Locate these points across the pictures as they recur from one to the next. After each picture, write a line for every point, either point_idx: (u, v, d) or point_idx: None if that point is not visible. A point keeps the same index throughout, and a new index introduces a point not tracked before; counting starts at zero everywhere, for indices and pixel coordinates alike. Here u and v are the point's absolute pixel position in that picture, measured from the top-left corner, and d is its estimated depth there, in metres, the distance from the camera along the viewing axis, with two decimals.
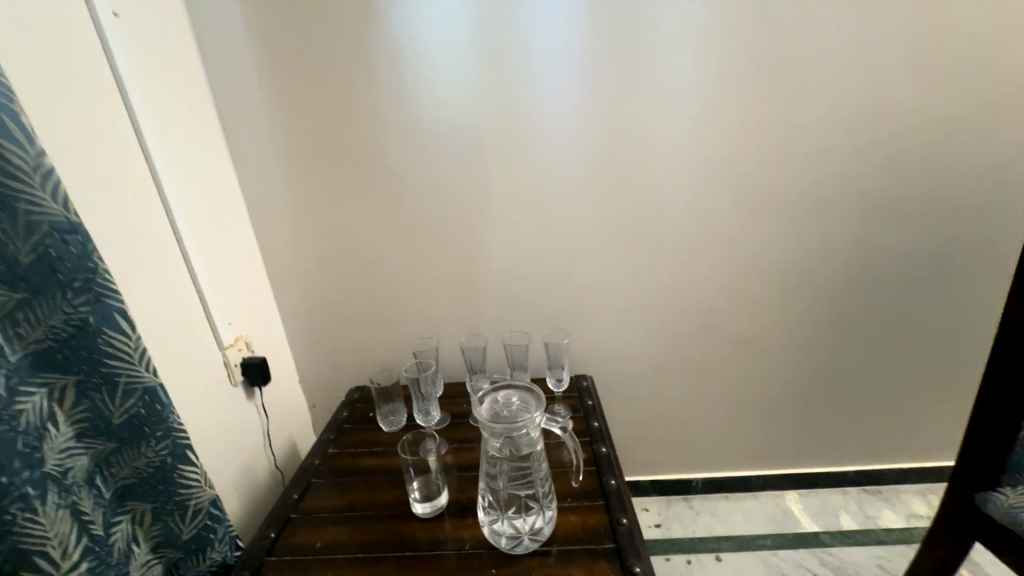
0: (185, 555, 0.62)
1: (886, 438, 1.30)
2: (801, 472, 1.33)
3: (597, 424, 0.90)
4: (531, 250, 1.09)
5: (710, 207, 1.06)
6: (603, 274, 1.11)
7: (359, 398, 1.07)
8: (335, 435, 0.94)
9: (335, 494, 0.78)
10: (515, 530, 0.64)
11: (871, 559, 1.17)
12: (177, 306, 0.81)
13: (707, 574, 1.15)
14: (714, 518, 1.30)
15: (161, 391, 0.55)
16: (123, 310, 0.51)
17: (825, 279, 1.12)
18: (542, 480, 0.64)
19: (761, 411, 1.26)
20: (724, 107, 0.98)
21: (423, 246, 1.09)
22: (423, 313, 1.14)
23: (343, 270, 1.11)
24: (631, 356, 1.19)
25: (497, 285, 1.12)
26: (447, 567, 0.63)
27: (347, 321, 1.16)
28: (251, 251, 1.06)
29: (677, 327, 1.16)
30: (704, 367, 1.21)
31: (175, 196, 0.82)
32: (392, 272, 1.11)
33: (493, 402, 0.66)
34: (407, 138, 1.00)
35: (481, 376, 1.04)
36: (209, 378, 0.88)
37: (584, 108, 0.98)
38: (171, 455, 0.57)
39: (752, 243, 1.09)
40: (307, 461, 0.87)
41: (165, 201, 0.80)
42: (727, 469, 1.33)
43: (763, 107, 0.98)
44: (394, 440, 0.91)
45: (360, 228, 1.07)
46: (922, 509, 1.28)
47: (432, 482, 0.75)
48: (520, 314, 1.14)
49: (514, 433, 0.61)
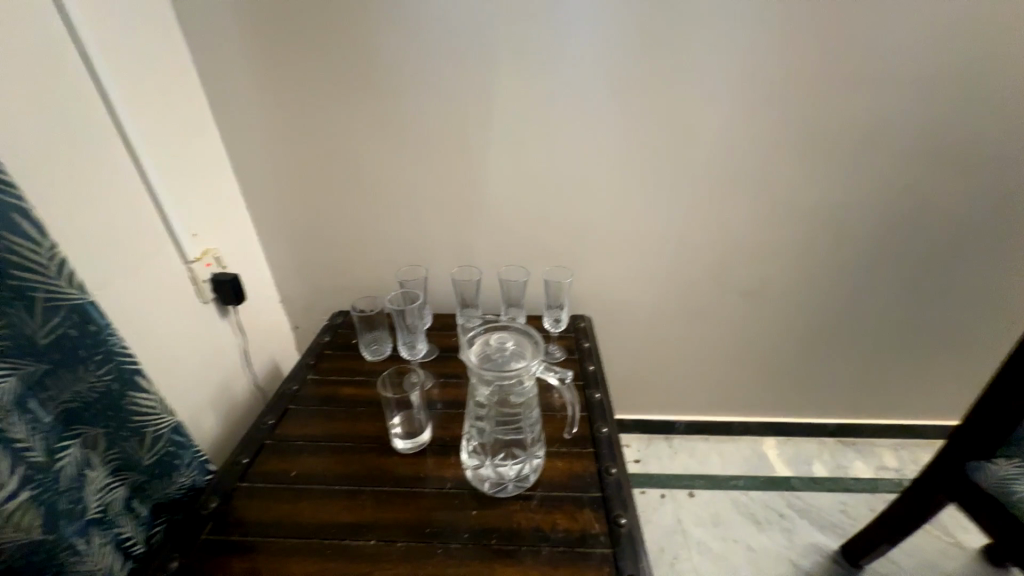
0: (150, 478, 0.59)
1: (872, 395, 1.31)
2: (782, 421, 1.36)
3: (592, 369, 0.85)
4: (538, 176, 0.96)
5: (748, 140, 0.92)
6: (615, 209, 0.99)
7: (342, 323, 1.01)
8: (314, 360, 0.89)
9: (313, 422, 0.75)
10: (499, 476, 0.61)
11: (836, 504, 1.22)
12: (127, 212, 0.70)
13: (679, 508, 1.20)
14: (691, 457, 1.33)
15: (93, 309, 0.48)
16: (23, 210, 0.41)
17: (855, 232, 1.02)
18: (532, 428, 0.59)
19: (756, 363, 1.24)
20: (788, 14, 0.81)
21: (416, 162, 0.95)
22: (413, 239, 1.04)
23: (324, 184, 0.98)
24: (633, 299, 1.12)
25: (496, 213, 1.00)
26: (426, 506, 0.61)
27: (330, 241, 1.06)
28: (217, 153, 0.92)
29: (686, 273, 1.08)
30: (707, 315, 1.15)
31: (114, 75, 0.67)
32: (380, 190, 0.99)
33: (485, 345, 0.59)
34: (400, 23, 0.82)
35: (473, 310, 0.98)
36: (175, 295, 0.80)
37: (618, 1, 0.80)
38: (116, 380, 0.52)
39: (786, 186, 0.97)
40: (285, 386, 0.82)
41: (100, 81, 0.65)
42: (711, 414, 1.35)
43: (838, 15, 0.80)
44: (377, 370, 0.86)
45: (342, 136, 0.92)
46: (892, 462, 1.32)
47: (414, 418, 0.72)
48: (519, 248, 1.05)
49: (505, 382, 0.55)
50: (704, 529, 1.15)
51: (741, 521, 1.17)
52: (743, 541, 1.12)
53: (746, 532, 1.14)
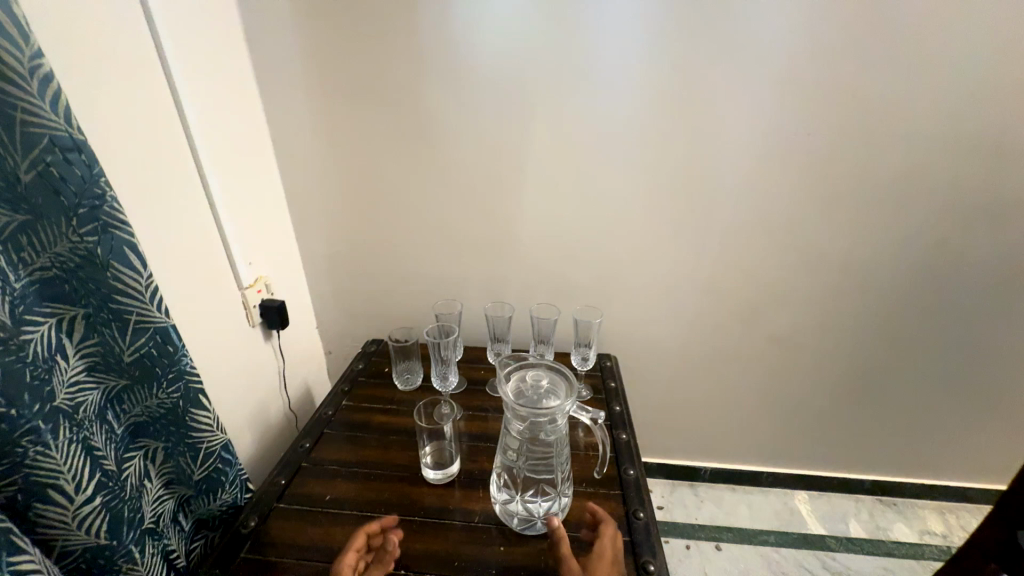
0: (197, 493, 0.62)
1: (914, 453, 1.25)
2: (815, 474, 1.30)
3: (619, 409, 0.86)
4: (570, 219, 1.01)
5: (776, 190, 0.94)
6: (644, 253, 1.03)
7: (376, 351, 1.06)
8: (349, 387, 0.93)
9: (346, 447, 0.77)
10: (527, 513, 0.62)
11: (877, 569, 1.14)
12: (197, 242, 0.77)
13: (705, 561, 1.15)
14: (718, 508, 1.29)
15: (173, 333, 0.52)
16: (133, 244, 0.46)
17: (886, 283, 1.02)
18: (562, 467, 0.60)
19: (787, 411, 1.21)
20: (817, 76, 0.84)
21: (455, 205, 1.02)
22: (448, 275, 1.10)
23: (369, 222, 1.06)
24: (659, 340, 1.13)
25: (529, 252, 1.05)
26: (454, 540, 0.62)
27: (370, 273, 1.12)
28: (277, 192, 1.01)
29: (713, 317, 1.09)
30: (735, 359, 1.14)
31: (199, 127, 0.77)
32: (422, 227, 1.05)
33: (520, 381, 0.61)
34: (449, 85, 0.91)
35: (502, 344, 1.00)
36: (228, 318, 0.86)
37: (651, 67, 0.86)
38: (184, 398, 0.55)
39: (814, 235, 0.98)
40: (320, 410, 0.86)
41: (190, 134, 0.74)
42: (739, 462, 1.31)
43: (863, 82, 0.84)
44: (408, 399, 0.89)
45: (392, 178, 1.00)
46: (938, 527, 1.24)
47: (444, 450, 0.74)
48: (549, 286, 1.08)
49: (538, 419, 0.56)
50: None
51: None
52: None
53: None
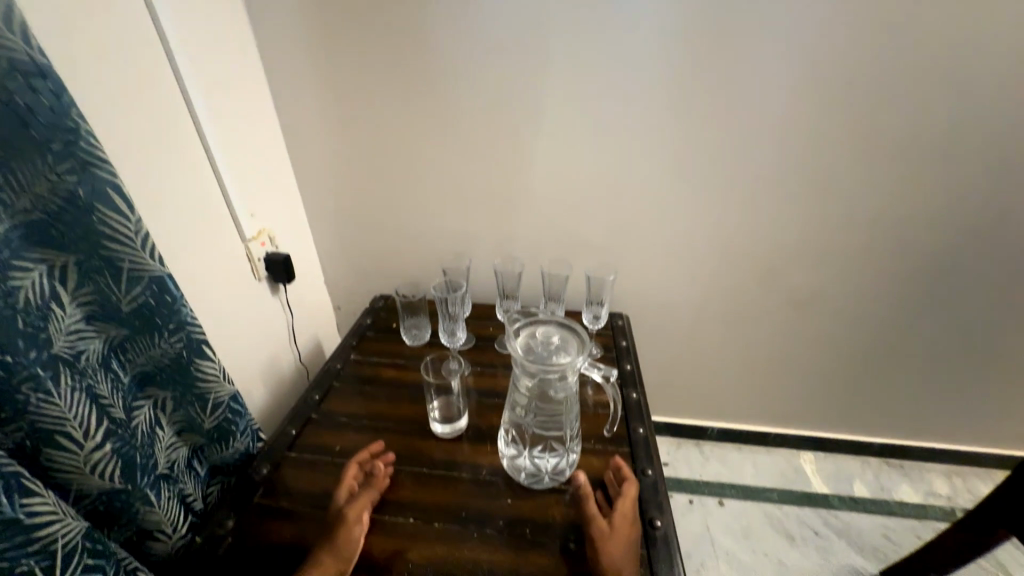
0: (209, 441, 0.63)
1: (928, 417, 1.23)
2: (823, 436, 1.30)
3: (630, 368, 0.84)
4: (585, 171, 0.94)
5: (810, 140, 0.87)
6: (663, 209, 0.97)
7: (384, 307, 1.04)
8: (357, 341, 0.92)
9: (355, 400, 0.77)
10: (535, 468, 0.62)
11: (878, 527, 1.15)
12: (193, 191, 0.74)
13: (708, 515, 1.18)
14: (723, 466, 1.30)
15: (170, 282, 0.50)
16: (116, 185, 0.44)
17: (921, 243, 0.95)
18: (571, 424, 0.59)
19: (801, 374, 1.19)
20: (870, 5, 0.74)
21: (463, 156, 0.96)
22: (456, 230, 1.06)
23: (373, 174, 1.01)
24: (674, 300, 1.10)
25: (541, 207, 1.00)
26: (462, 491, 0.62)
27: (375, 228, 1.08)
28: (277, 141, 0.96)
29: (731, 278, 1.05)
30: (751, 321, 1.11)
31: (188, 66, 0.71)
32: (428, 180, 1.00)
33: (529, 337, 0.59)
34: (456, 19, 0.83)
35: (512, 302, 0.98)
36: (232, 271, 0.84)
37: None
38: (187, 348, 0.54)
39: (849, 190, 0.91)
40: (329, 364, 0.86)
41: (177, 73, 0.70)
42: (747, 422, 1.31)
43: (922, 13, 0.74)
44: (416, 355, 0.89)
45: (396, 125, 0.94)
46: (944, 489, 1.24)
47: (452, 404, 0.73)
48: (561, 242, 1.04)
49: (548, 376, 0.54)
50: (733, 540, 1.12)
51: (773, 535, 1.13)
52: (773, 556, 1.09)
53: (777, 546, 1.11)
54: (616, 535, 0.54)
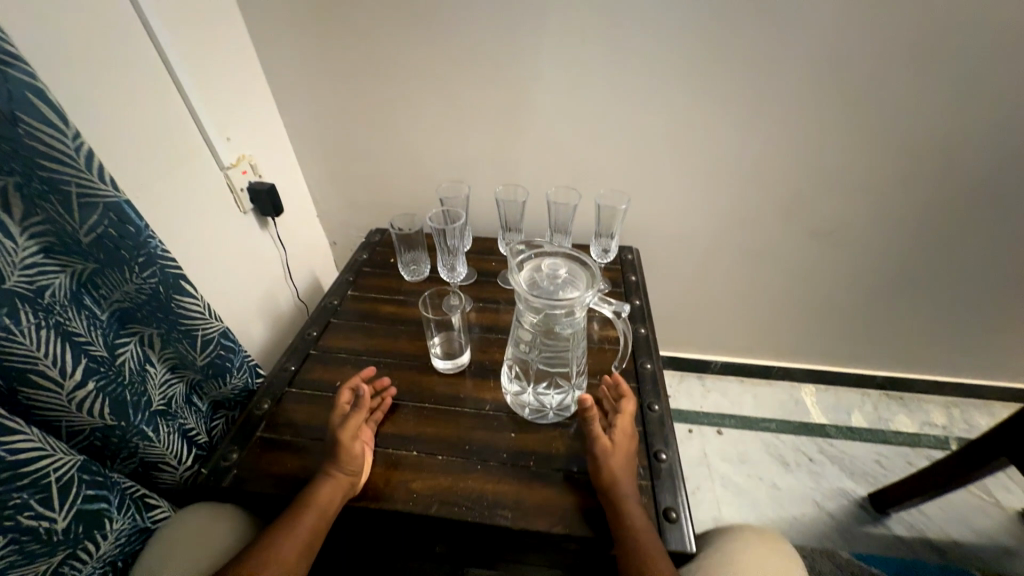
0: (206, 378, 0.62)
1: (938, 352, 1.21)
2: (827, 369, 1.30)
3: (639, 304, 0.80)
4: (599, 85, 0.83)
5: (868, 43, 0.73)
6: (685, 129, 0.86)
7: (380, 241, 0.99)
8: (354, 277, 0.88)
9: (354, 337, 0.75)
10: (539, 404, 0.61)
11: (871, 454, 1.19)
12: (152, 111, 0.65)
13: (706, 443, 1.21)
14: (724, 397, 1.32)
15: (129, 210, 0.45)
16: (38, 90, 0.37)
17: (973, 169, 0.85)
18: (578, 361, 0.57)
19: (813, 309, 1.15)
20: None
21: (460, 68, 0.84)
22: (454, 156, 0.96)
23: (358, 91, 0.89)
24: (687, 232, 1.03)
25: (546, 128, 0.90)
26: (465, 426, 0.61)
27: (366, 155, 0.99)
28: (246, 52, 0.84)
29: (752, 207, 0.97)
30: (768, 254, 1.05)
31: None
32: (420, 98, 0.89)
33: (534, 271, 0.54)
34: None
35: (515, 234, 0.92)
36: (211, 203, 0.77)
37: None
38: (163, 285, 0.50)
39: (901, 106, 0.79)
40: (326, 300, 0.82)
41: None
42: (752, 356, 1.31)
43: None
44: (416, 291, 0.85)
45: (379, 31, 0.81)
46: (941, 419, 1.26)
47: (454, 340, 0.72)
48: (569, 169, 0.95)
49: (554, 312, 0.50)
50: (729, 465, 1.17)
51: (768, 461, 1.17)
52: (767, 479, 1.14)
53: (771, 471, 1.15)
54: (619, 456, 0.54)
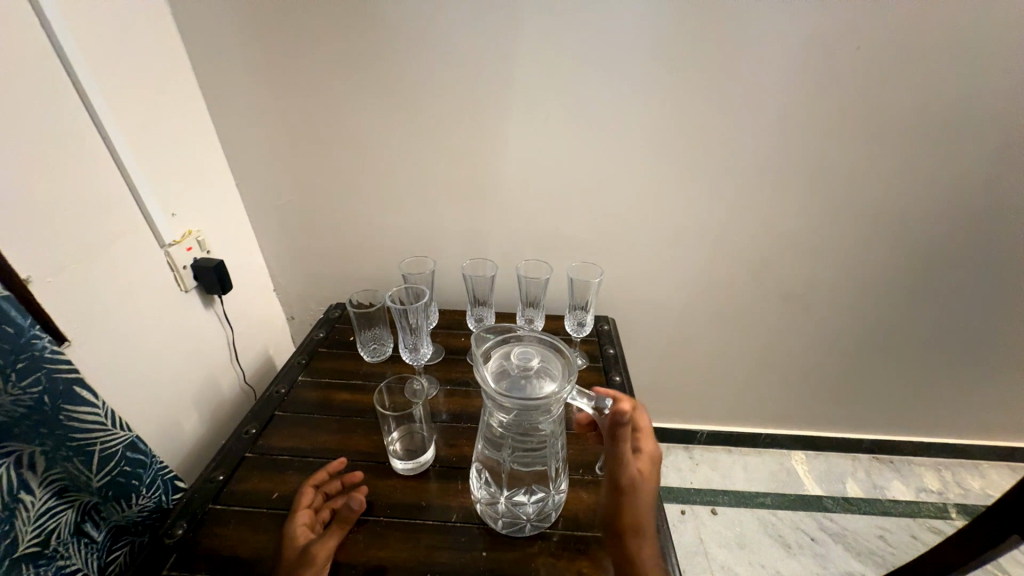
0: (105, 500, 0.50)
1: (918, 412, 1.19)
2: (814, 435, 1.25)
3: (619, 380, 0.75)
4: (564, 162, 0.85)
5: (809, 123, 0.79)
6: (649, 201, 0.88)
7: (339, 317, 0.92)
8: (307, 359, 0.80)
9: (301, 433, 0.65)
10: (514, 514, 0.52)
11: (874, 530, 1.11)
12: (83, 188, 0.59)
13: (701, 527, 1.11)
14: (714, 471, 1.24)
15: (9, 307, 0.38)
16: None
17: (919, 233, 0.90)
18: (557, 460, 0.50)
19: (792, 373, 1.13)
20: None
21: (427, 147, 0.84)
22: (422, 229, 0.94)
23: (322, 168, 0.88)
24: (661, 299, 1.01)
25: (514, 202, 0.90)
26: (426, 545, 0.51)
27: (329, 229, 0.95)
28: (206, 131, 0.82)
29: (723, 274, 0.97)
30: (743, 319, 1.04)
31: (72, 36, 0.57)
32: (387, 174, 0.88)
33: (503, 359, 0.49)
34: None
35: (484, 308, 0.87)
36: (148, 283, 0.70)
37: None
38: (50, 393, 0.42)
39: (848, 178, 0.84)
40: (271, 389, 0.73)
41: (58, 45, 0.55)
42: (737, 423, 1.25)
43: None
44: (377, 373, 0.77)
45: (345, 112, 0.82)
46: (934, 484, 1.21)
47: (415, 434, 0.62)
48: (538, 239, 0.94)
49: (529, 410, 0.44)
50: (728, 552, 1.06)
51: (769, 544, 1.07)
52: (771, 567, 1.03)
53: (774, 557, 1.05)
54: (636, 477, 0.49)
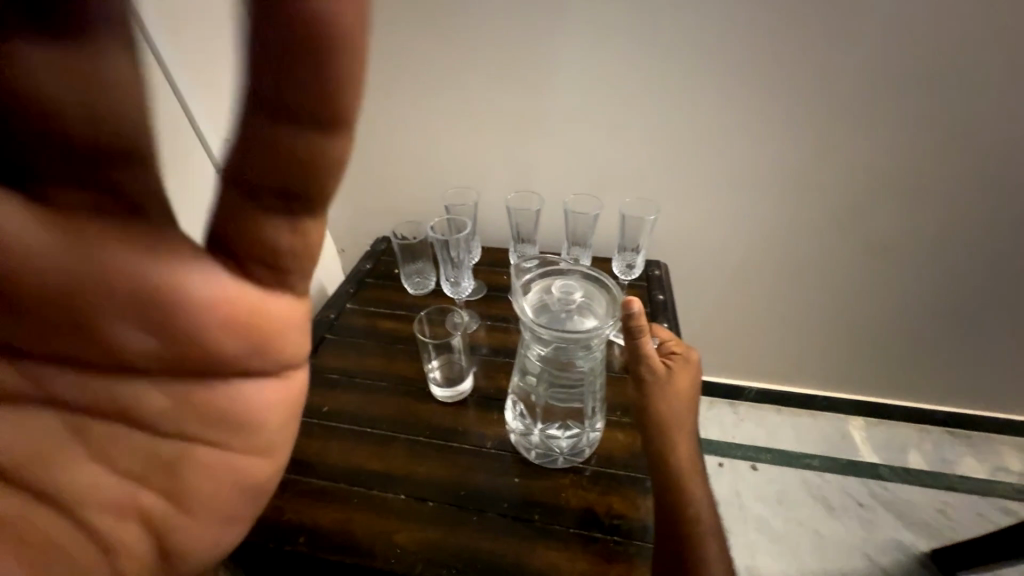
0: None
1: (1011, 386, 1.06)
2: (881, 402, 1.15)
3: (666, 327, 0.71)
4: (624, 85, 0.76)
5: (933, 32, 0.66)
6: (720, 131, 0.78)
7: (385, 250, 0.92)
8: (355, 288, 0.82)
9: (350, 355, 0.69)
10: (547, 446, 0.52)
11: (933, 503, 1.04)
12: None
13: (739, 480, 1.09)
14: (759, 428, 1.19)
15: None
16: None
17: None
18: (594, 398, 0.49)
19: (864, 334, 1.02)
20: None
21: (474, 68, 0.78)
22: (467, 159, 0.89)
23: (366, 92, 0.84)
24: (722, 246, 0.93)
25: (565, 130, 0.82)
26: (461, 466, 0.53)
27: (373, 158, 0.93)
28: None
29: (797, 218, 0.86)
30: (815, 271, 0.93)
31: None
32: (433, 101, 0.83)
33: (544, 292, 0.46)
34: None
35: (527, 245, 0.84)
36: None
37: None
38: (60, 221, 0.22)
39: None
40: (322, 313, 0.76)
41: None
42: (792, 384, 1.17)
43: None
44: (420, 305, 0.78)
45: (389, 29, 0.77)
46: (1015, 464, 1.10)
47: (454, 363, 0.64)
48: (590, 174, 0.86)
49: (568, 343, 0.42)
50: (765, 506, 1.05)
51: (811, 505, 1.04)
52: (810, 526, 1.01)
53: (813, 517, 1.02)
54: (670, 392, 0.48)
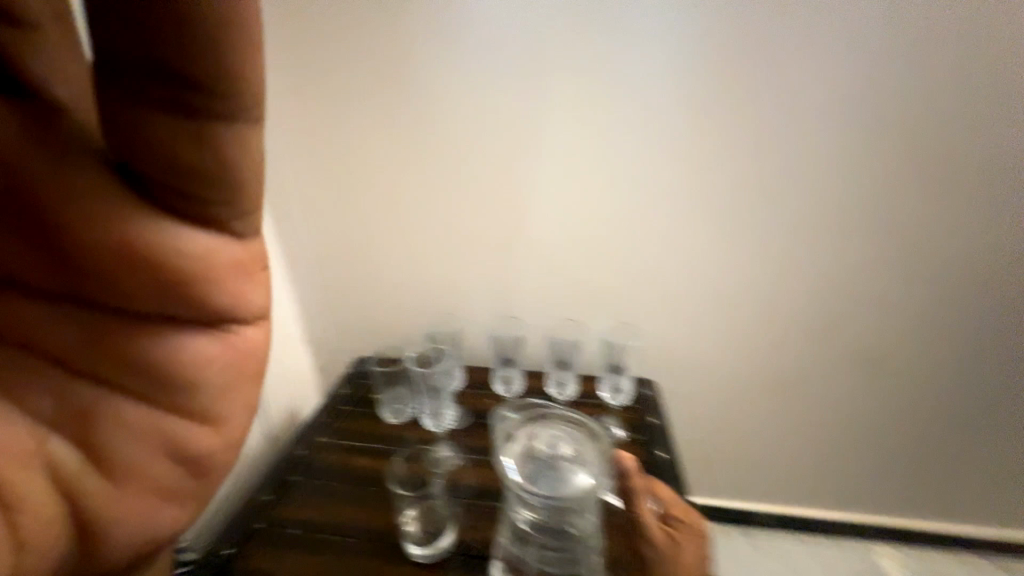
0: None
1: None
2: (905, 525, 1.05)
3: (664, 457, 0.66)
4: (599, 219, 0.82)
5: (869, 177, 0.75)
6: (693, 257, 0.82)
7: (365, 372, 0.89)
8: (329, 418, 0.77)
9: (315, 503, 0.61)
10: None
11: None
12: None
13: None
14: (781, 563, 1.05)
15: None
16: None
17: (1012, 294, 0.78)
18: (592, 567, 0.42)
19: (871, 451, 0.97)
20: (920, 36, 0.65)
21: (458, 205, 0.84)
22: (452, 284, 0.91)
23: (357, 225, 0.89)
24: (710, 361, 0.92)
25: (547, 257, 0.86)
26: None
27: (360, 283, 0.95)
28: None
29: (779, 334, 0.87)
30: (807, 385, 0.92)
31: None
32: (420, 232, 0.87)
33: (529, 443, 0.43)
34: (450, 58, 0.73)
35: (512, 367, 0.82)
36: None
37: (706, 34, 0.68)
38: None
39: (922, 234, 0.76)
40: (289, 450, 0.70)
41: None
42: (808, 507, 1.07)
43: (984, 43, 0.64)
44: (398, 438, 0.72)
45: (381, 174, 0.83)
46: None
47: (434, 512, 0.57)
48: (572, 296, 0.89)
49: (559, 506, 0.38)
50: None
51: None
52: None
53: None
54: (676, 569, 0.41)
